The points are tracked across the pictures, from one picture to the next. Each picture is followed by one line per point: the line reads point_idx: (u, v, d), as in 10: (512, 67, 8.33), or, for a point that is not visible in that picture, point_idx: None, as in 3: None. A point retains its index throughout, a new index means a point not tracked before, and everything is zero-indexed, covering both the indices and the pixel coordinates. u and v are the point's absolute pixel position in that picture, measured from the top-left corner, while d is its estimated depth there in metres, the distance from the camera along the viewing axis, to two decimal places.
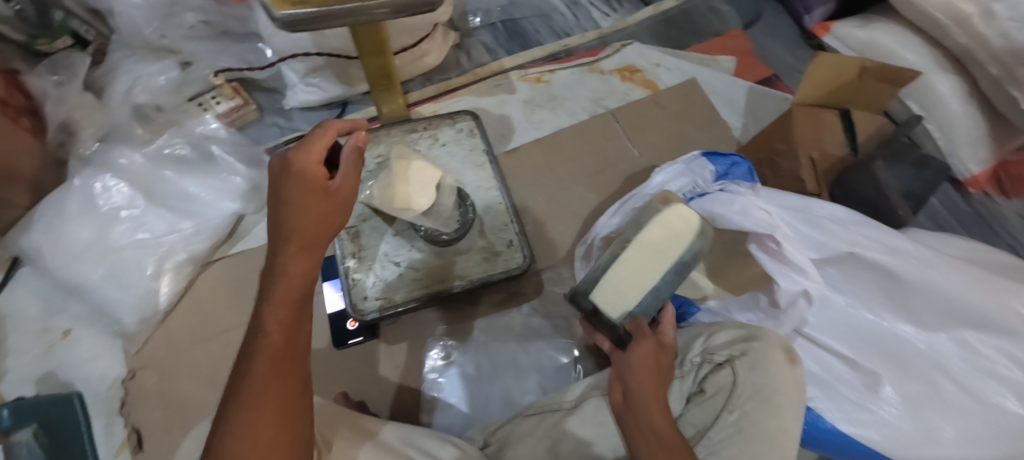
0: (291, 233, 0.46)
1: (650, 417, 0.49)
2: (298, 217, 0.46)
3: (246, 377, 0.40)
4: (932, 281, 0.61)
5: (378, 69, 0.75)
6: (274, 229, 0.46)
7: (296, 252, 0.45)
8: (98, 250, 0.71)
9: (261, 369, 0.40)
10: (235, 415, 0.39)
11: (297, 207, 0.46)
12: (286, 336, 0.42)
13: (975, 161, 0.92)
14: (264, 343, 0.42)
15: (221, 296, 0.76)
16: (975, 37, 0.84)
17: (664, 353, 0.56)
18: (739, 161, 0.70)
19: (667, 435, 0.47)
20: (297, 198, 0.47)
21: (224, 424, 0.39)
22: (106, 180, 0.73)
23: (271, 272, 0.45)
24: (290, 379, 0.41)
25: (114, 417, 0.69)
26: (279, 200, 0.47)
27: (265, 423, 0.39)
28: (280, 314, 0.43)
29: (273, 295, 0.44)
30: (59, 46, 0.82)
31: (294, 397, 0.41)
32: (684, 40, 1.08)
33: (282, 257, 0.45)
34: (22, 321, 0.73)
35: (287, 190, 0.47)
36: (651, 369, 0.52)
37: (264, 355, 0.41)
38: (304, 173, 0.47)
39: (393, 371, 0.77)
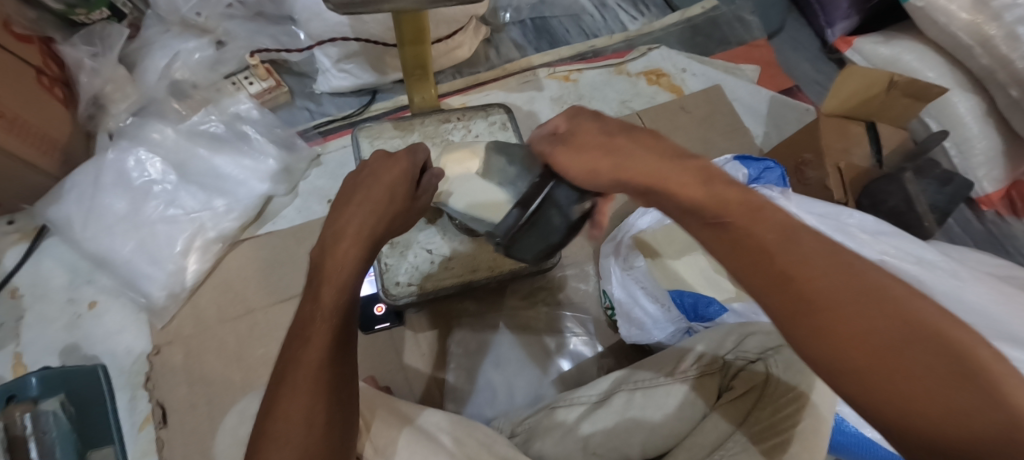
0: (364, 215, 0.48)
1: (686, 196, 0.36)
2: (380, 203, 0.49)
3: (299, 359, 0.40)
4: (960, 293, 0.63)
5: (414, 58, 0.75)
6: (347, 209, 0.48)
7: (362, 234, 0.47)
8: (131, 223, 0.72)
9: (316, 352, 0.40)
10: (288, 398, 0.39)
11: (379, 196, 0.49)
12: (341, 323, 0.43)
13: (990, 181, 0.94)
14: (320, 327, 0.42)
15: (248, 275, 0.76)
16: (998, 59, 0.86)
17: (576, 134, 0.44)
18: (772, 166, 0.71)
19: (716, 192, 0.35)
20: (385, 188, 0.50)
21: (275, 407, 0.39)
22: (138, 155, 0.74)
23: (334, 252, 0.45)
24: (341, 366, 0.41)
25: (138, 392, 0.69)
26: (369, 182, 0.51)
27: (317, 409, 0.39)
28: (339, 297, 0.43)
29: (335, 277, 0.44)
30: (96, 17, 0.80)
31: (344, 386, 0.41)
32: (709, 47, 1.10)
33: (348, 237, 0.46)
34: (49, 290, 0.73)
35: (381, 177, 0.51)
36: (593, 159, 0.42)
37: (320, 340, 0.41)
38: (405, 172, 0.52)
39: (418, 358, 0.78)
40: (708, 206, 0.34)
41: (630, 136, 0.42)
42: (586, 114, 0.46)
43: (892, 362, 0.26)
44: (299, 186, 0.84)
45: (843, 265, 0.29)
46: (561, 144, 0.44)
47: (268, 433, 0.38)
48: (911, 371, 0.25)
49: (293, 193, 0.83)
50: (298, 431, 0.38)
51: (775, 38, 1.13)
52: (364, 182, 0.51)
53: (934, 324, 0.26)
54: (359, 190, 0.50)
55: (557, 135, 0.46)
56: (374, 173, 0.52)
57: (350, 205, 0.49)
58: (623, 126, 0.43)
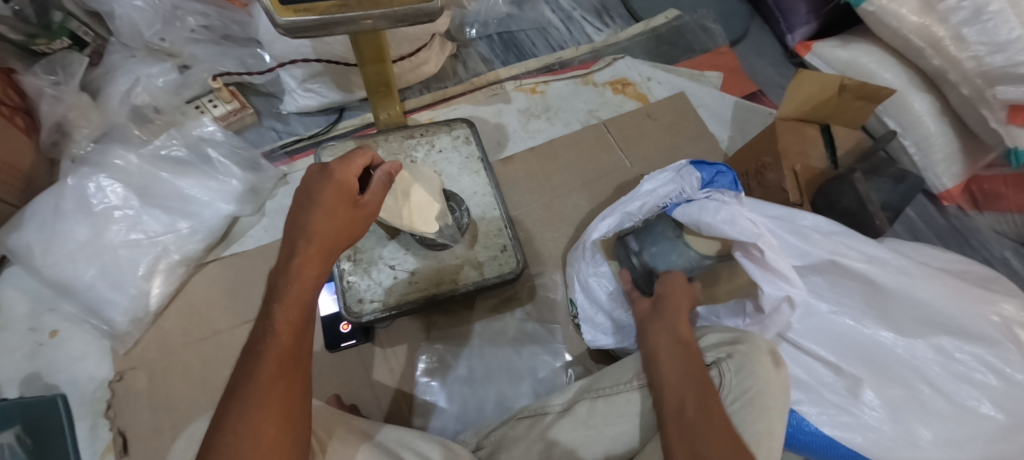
0: (313, 232, 0.47)
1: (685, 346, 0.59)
2: (325, 218, 0.48)
3: (251, 377, 0.41)
4: (912, 289, 0.64)
5: (376, 76, 0.76)
6: (295, 229, 0.48)
7: (311, 255, 0.47)
8: (92, 248, 0.72)
9: (267, 369, 0.41)
10: (238, 414, 0.39)
11: (324, 211, 0.49)
12: (293, 338, 0.44)
13: (951, 176, 0.96)
14: (272, 344, 0.42)
15: (214, 297, 0.77)
16: (949, 60, 0.88)
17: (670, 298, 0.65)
18: (724, 169, 0.70)
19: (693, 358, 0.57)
20: (328, 203, 0.49)
21: (224, 423, 0.39)
22: (100, 181, 0.74)
23: (286, 272, 0.45)
24: (293, 380, 0.42)
25: (100, 419, 0.68)
26: (308, 203, 0.49)
27: (268, 424, 0.39)
28: (290, 315, 0.44)
29: (285, 295, 0.44)
30: (57, 46, 0.80)
31: (296, 400, 0.42)
32: (674, 56, 1.12)
33: (297, 257, 0.46)
34: (11, 320, 0.73)
35: (319, 194, 0.49)
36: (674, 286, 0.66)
37: (272, 356, 0.42)
38: (341, 185, 0.51)
39: (387, 375, 0.77)
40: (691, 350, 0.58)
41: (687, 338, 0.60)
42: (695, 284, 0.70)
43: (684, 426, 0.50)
44: (266, 205, 0.84)
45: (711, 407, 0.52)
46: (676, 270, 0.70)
47: (215, 449, 0.38)
48: (695, 439, 0.48)
49: (260, 213, 0.83)
50: (244, 448, 0.38)
51: (738, 45, 1.16)
52: (305, 204, 0.49)
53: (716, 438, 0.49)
54: (303, 213, 0.48)
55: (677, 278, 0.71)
56: (311, 189, 0.50)
57: (295, 226, 0.48)
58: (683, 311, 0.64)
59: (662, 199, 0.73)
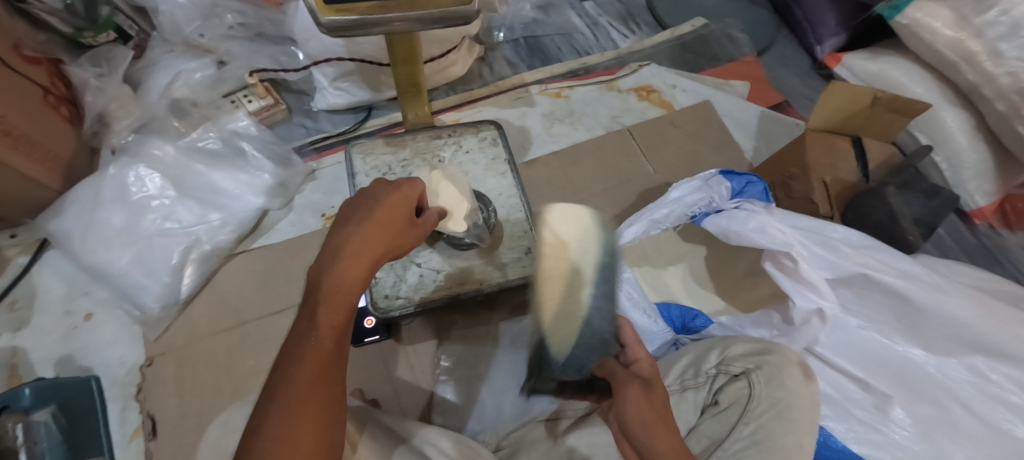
0: (366, 232, 0.47)
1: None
2: (381, 222, 0.49)
3: (290, 379, 0.40)
4: (946, 305, 0.65)
5: (406, 77, 0.76)
6: (346, 232, 0.47)
7: (357, 256, 0.46)
8: (128, 236, 0.74)
9: (307, 373, 0.40)
10: (277, 419, 0.38)
11: (381, 217, 0.49)
12: (334, 341, 0.42)
13: (982, 194, 0.94)
14: (313, 346, 0.41)
15: (243, 288, 0.78)
16: (983, 75, 0.86)
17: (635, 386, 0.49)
18: (755, 180, 0.73)
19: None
20: (388, 210, 0.50)
21: (262, 425, 0.38)
22: (139, 171, 0.76)
23: (332, 271, 0.44)
24: (331, 386, 0.41)
25: (130, 402, 0.70)
26: (370, 208, 0.50)
27: (304, 432, 0.38)
28: (334, 319, 0.43)
29: (331, 297, 0.43)
30: (103, 39, 0.83)
31: (332, 405, 0.41)
32: (699, 64, 1.11)
33: (346, 257, 0.45)
34: (48, 302, 0.75)
35: (381, 202, 0.51)
36: (654, 429, 0.44)
37: (313, 359, 0.41)
38: (404, 202, 0.53)
39: (408, 371, 0.79)
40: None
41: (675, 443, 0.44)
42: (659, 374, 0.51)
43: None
44: (294, 200, 0.85)
45: None
46: (635, 386, 0.48)
47: (252, 454, 0.37)
48: None
49: (288, 208, 0.85)
50: (284, 455, 0.37)
51: (764, 55, 1.15)
52: (368, 207, 0.50)
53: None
54: (357, 215, 0.49)
55: (641, 380, 0.49)
56: (372, 199, 0.51)
57: (347, 226, 0.48)
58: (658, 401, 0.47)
59: (689, 208, 0.75)
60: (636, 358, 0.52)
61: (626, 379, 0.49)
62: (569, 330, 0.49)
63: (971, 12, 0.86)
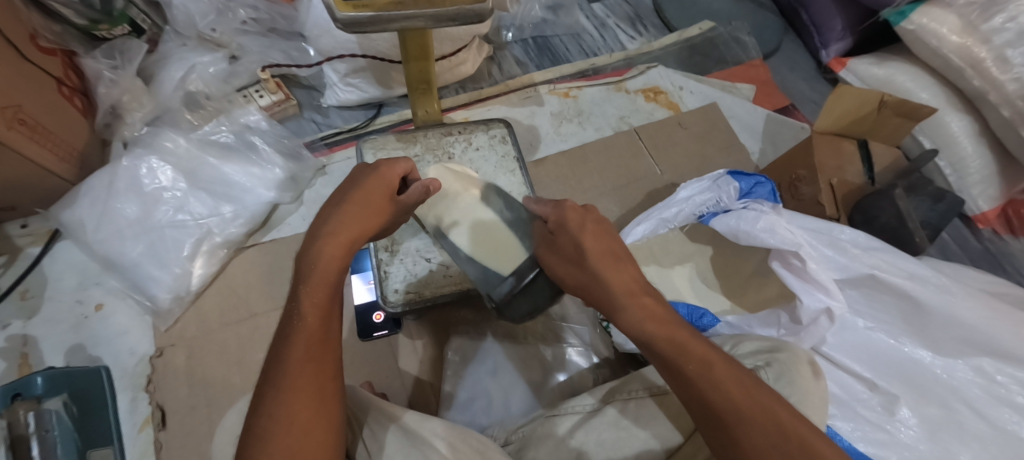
0: (341, 212, 0.49)
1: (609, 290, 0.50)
2: (355, 204, 0.50)
3: (283, 359, 0.42)
4: (953, 307, 0.67)
5: (418, 74, 0.77)
6: (324, 216, 0.49)
7: (331, 236, 0.47)
8: (140, 226, 0.75)
9: (296, 351, 0.42)
10: (272, 397, 0.40)
11: (356, 199, 0.50)
12: (320, 320, 0.44)
13: (986, 199, 0.95)
14: (300, 327, 0.43)
15: (253, 280, 0.79)
16: (989, 81, 0.87)
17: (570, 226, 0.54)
18: (763, 181, 0.74)
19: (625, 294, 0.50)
20: (364, 191, 0.51)
21: (260, 405, 0.40)
22: (151, 163, 0.77)
23: (310, 252, 0.46)
24: (324, 363, 0.42)
25: (140, 393, 0.70)
26: (347, 192, 0.51)
27: (297, 406, 0.40)
28: (315, 297, 0.44)
29: (312, 278, 0.45)
30: (117, 32, 0.84)
31: (328, 382, 0.42)
32: (706, 66, 1.12)
33: (323, 238, 0.47)
34: (59, 291, 0.75)
35: (359, 184, 0.52)
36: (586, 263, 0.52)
37: (302, 338, 0.42)
38: (383, 180, 0.53)
39: (415, 365, 0.80)
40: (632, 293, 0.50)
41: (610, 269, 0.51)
42: (579, 211, 0.55)
43: (740, 423, 0.42)
44: (304, 194, 0.86)
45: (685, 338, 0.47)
46: (547, 246, 0.56)
47: (253, 432, 0.39)
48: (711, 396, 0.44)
49: (298, 202, 0.85)
50: (279, 428, 0.39)
51: (770, 58, 1.16)
52: (345, 192, 0.51)
53: (797, 431, 0.41)
54: (336, 200, 0.51)
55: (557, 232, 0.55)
56: (349, 183, 0.53)
57: (328, 211, 0.50)
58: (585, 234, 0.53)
59: (698, 208, 0.76)
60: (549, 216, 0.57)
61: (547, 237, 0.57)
62: (507, 245, 0.61)
63: (978, 19, 0.87)
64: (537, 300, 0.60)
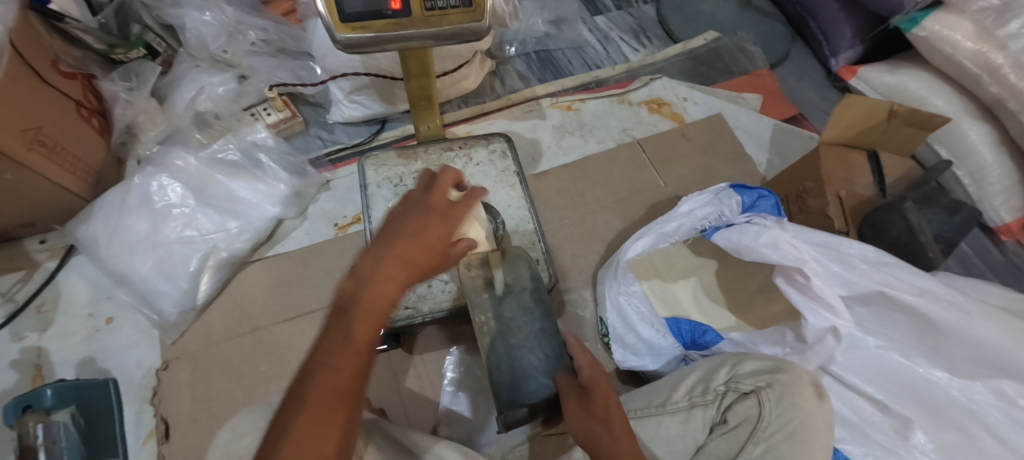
0: (406, 246, 0.45)
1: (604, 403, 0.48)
2: (410, 238, 0.45)
3: (312, 385, 0.39)
4: (968, 327, 0.64)
5: (420, 91, 0.78)
6: (377, 247, 0.45)
7: (390, 276, 0.43)
8: (150, 242, 0.77)
9: (328, 382, 0.39)
10: (297, 424, 0.38)
11: (415, 233, 0.46)
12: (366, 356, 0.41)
13: (1009, 209, 0.91)
14: (347, 360, 0.40)
15: (257, 295, 0.80)
16: (1008, 88, 0.84)
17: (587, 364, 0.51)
18: (766, 194, 0.72)
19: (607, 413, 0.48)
20: (421, 227, 0.46)
21: (283, 427, 0.38)
22: (162, 180, 0.79)
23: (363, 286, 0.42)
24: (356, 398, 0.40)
25: (145, 406, 0.72)
26: (402, 221, 0.47)
27: (324, 441, 0.37)
28: (361, 334, 0.41)
29: (360, 314, 0.41)
30: (133, 55, 0.87)
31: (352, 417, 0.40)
32: (712, 77, 1.11)
33: (379, 274, 0.43)
34: (72, 305, 0.78)
35: (415, 216, 0.47)
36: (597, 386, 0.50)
37: (337, 371, 0.40)
38: (440, 213, 0.48)
39: (415, 381, 0.79)
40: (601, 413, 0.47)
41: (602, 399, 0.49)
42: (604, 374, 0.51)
43: None
44: (308, 209, 0.88)
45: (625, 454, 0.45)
46: (577, 398, 0.49)
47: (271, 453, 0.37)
48: None
49: (302, 217, 0.87)
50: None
51: (778, 67, 1.14)
52: (399, 222, 0.47)
53: None
54: (394, 228, 0.46)
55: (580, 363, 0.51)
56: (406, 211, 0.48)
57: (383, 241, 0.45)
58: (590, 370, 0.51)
59: (699, 222, 0.75)
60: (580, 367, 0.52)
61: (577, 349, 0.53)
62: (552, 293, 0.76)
63: (992, 24, 0.84)
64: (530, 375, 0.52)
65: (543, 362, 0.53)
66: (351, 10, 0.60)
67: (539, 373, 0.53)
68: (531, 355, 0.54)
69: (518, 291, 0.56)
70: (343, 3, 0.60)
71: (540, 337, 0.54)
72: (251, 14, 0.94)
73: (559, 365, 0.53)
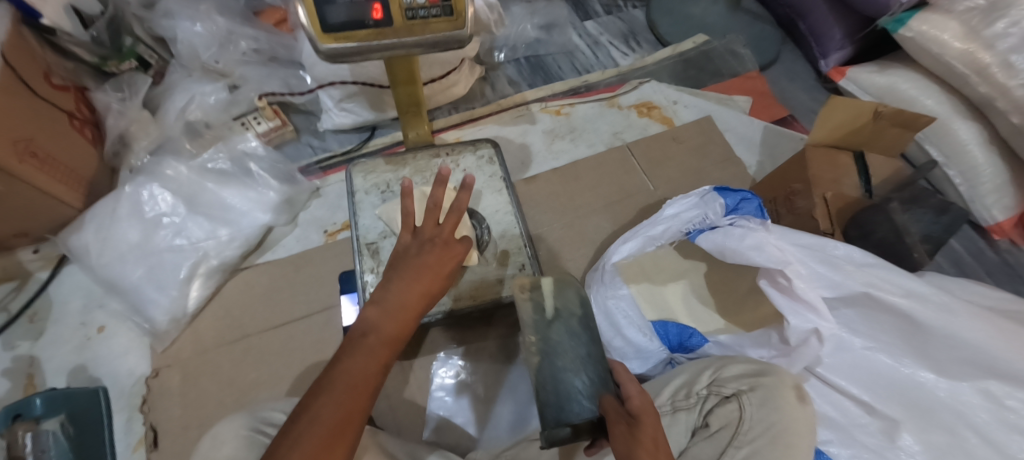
0: (422, 280, 0.49)
1: (645, 424, 0.46)
2: (425, 273, 0.49)
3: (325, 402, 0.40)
4: (954, 328, 0.64)
5: (407, 97, 0.79)
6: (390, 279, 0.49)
7: (407, 307, 0.47)
8: (141, 251, 0.77)
9: (343, 401, 0.40)
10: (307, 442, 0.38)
11: (429, 267, 0.50)
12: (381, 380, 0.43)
13: (1001, 208, 0.90)
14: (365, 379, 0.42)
15: (248, 302, 0.81)
16: (996, 87, 0.84)
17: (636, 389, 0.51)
18: (750, 196, 0.73)
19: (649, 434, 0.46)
20: (436, 261, 0.51)
21: (288, 443, 0.38)
22: (152, 189, 0.80)
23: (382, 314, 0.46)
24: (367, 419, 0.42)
25: (134, 413, 0.73)
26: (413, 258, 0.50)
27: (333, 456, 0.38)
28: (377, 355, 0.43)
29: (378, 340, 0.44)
30: (125, 67, 0.90)
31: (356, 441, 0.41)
32: (702, 80, 1.11)
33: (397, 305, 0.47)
34: (65, 314, 0.79)
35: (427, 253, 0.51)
36: (644, 405, 0.49)
37: (352, 388, 0.41)
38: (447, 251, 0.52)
39: (404, 387, 0.79)
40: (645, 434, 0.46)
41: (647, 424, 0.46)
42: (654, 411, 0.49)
43: None
44: (299, 216, 0.89)
45: None
46: (625, 424, 0.47)
47: None
48: None
49: (293, 224, 0.88)
50: None
51: (768, 69, 1.14)
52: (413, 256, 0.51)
53: None
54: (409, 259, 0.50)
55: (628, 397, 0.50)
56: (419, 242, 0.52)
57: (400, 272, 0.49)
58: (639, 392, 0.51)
59: (685, 224, 0.74)
60: (628, 395, 0.51)
61: (625, 377, 0.54)
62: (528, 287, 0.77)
63: (979, 24, 0.84)
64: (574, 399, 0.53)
65: (587, 386, 0.54)
66: (333, 21, 0.61)
67: (584, 396, 0.53)
68: (574, 379, 0.55)
69: (566, 317, 0.60)
70: (326, 13, 0.61)
71: (585, 362, 0.56)
72: (242, 24, 0.95)
73: (602, 387, 0.54)
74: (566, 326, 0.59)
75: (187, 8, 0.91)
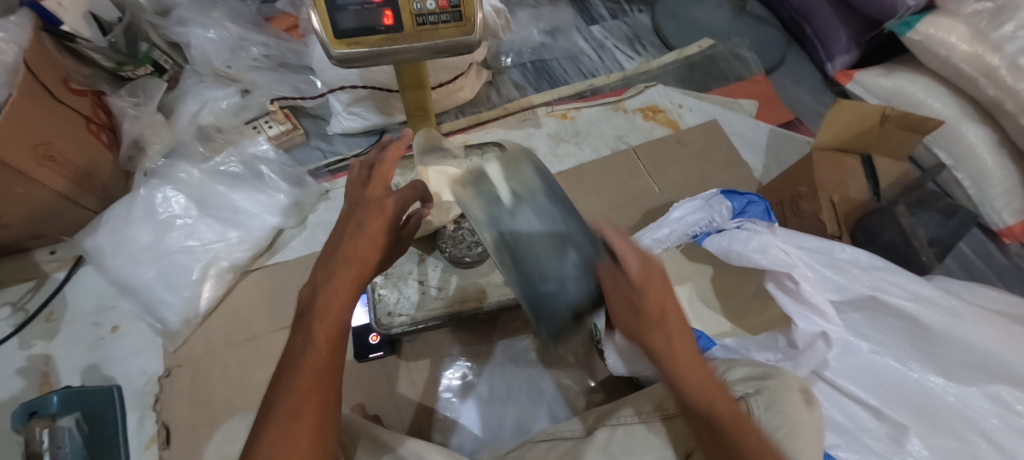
0: (355, 245, 0.48)
1: (666, 324, 0.45)
2: (361, 240, 0.49)
3: (288, 387, 0.43)
4: (962, 331, 0.63)
5: (415, 102, 0.80)
6: (331, 252, 0.49)
7: (343, 278, 0.47)
8: (154, 252, 0.79)
9: (303, 384, 0.43)
10: (276, 425, 0.41)
11: (363, 233, 0.49)
12: (330, 353, 0.44)
13: (1011, 212, 0.90)
14: (310, 358, 0.44)
15: (256, 303, 0.82)
16: (1003, 89, 0.83)
17: (642, 264, 0.47)
18: (757, 199, 0.72)
19: (672, 336, 0.45)
20: (370, 227, 0.50)
21: (263, 428, 0.42)
22: (166, 192, 0.82)
23: (323, 289, 0.46)
24: (328, 393, 0.44)
25: (147, 412, 0.74)
26: (353, 229, 0.50)
27: (304, 431, 0.41)
28: (327, 332, 0.45)
29: (325, 315, 0.45)
30: (140, 72, 0.91)
31: (328, 411, 0.44)
32: (707, 83, 1.11)
33: (336, 279, 0.47)
34: (79, 314, 0.80)
35: (364, 222, 0.50)
36: (653, 287, 0.46)
37: (308, 369, 0.43)
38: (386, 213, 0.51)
39: (410, 388, 0.80)
40: (667, 320, 0.45)
41: (668, 312, 0.46)
42: (662, 274, 0.47)
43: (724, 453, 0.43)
44: (307, 219, 0.90)
45: (709, 379, 0.44)
46: (628, 304, 0.46)
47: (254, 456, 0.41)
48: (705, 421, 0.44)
49: (302, 226, 0.89)
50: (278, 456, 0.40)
51: (773, 73, 1.14)
52: (351, 229, 0.50)
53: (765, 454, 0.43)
54: (346, 231, 0.50)
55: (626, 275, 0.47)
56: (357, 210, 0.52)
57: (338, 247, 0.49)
58: (643, 264, 0.47)
59: (690, 227, 0.75)
60: (626, 261, 0.47)
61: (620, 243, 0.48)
62: None
63: (987, 27, 0.85)
64: (559, 284, 0.49)
65: (570, 265, 0.49)
66: (345, 26, 0.62)
67: (568, 277, 0.49)
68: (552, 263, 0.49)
69: (528, 196, 0.50)
70: (337, 19, 0.61)
71: (564, 242, 0.50)
72: (253, 30, 0.97)
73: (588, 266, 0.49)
74: (532, 206, 0.50)
75: (200, 16, 0.93)
